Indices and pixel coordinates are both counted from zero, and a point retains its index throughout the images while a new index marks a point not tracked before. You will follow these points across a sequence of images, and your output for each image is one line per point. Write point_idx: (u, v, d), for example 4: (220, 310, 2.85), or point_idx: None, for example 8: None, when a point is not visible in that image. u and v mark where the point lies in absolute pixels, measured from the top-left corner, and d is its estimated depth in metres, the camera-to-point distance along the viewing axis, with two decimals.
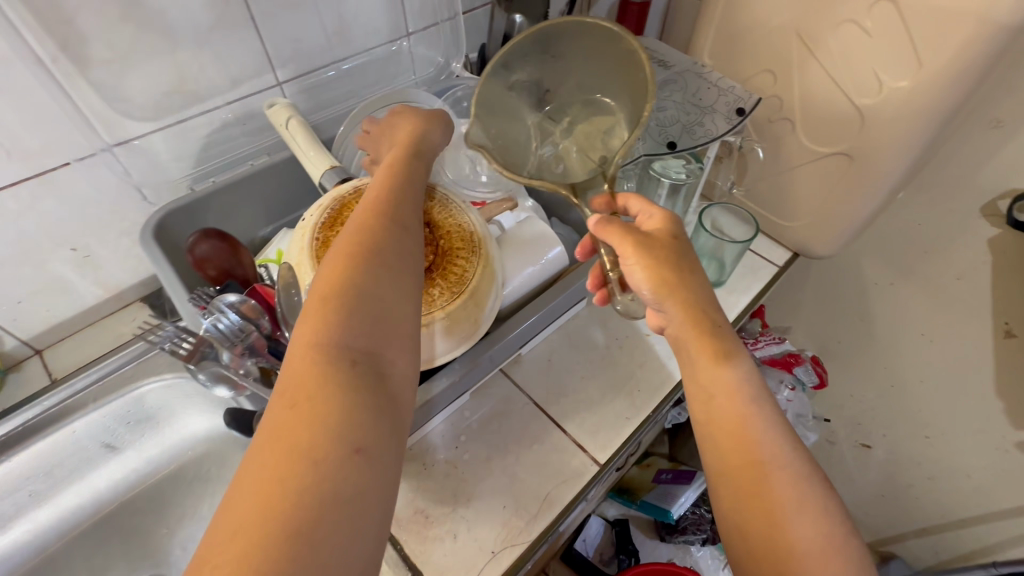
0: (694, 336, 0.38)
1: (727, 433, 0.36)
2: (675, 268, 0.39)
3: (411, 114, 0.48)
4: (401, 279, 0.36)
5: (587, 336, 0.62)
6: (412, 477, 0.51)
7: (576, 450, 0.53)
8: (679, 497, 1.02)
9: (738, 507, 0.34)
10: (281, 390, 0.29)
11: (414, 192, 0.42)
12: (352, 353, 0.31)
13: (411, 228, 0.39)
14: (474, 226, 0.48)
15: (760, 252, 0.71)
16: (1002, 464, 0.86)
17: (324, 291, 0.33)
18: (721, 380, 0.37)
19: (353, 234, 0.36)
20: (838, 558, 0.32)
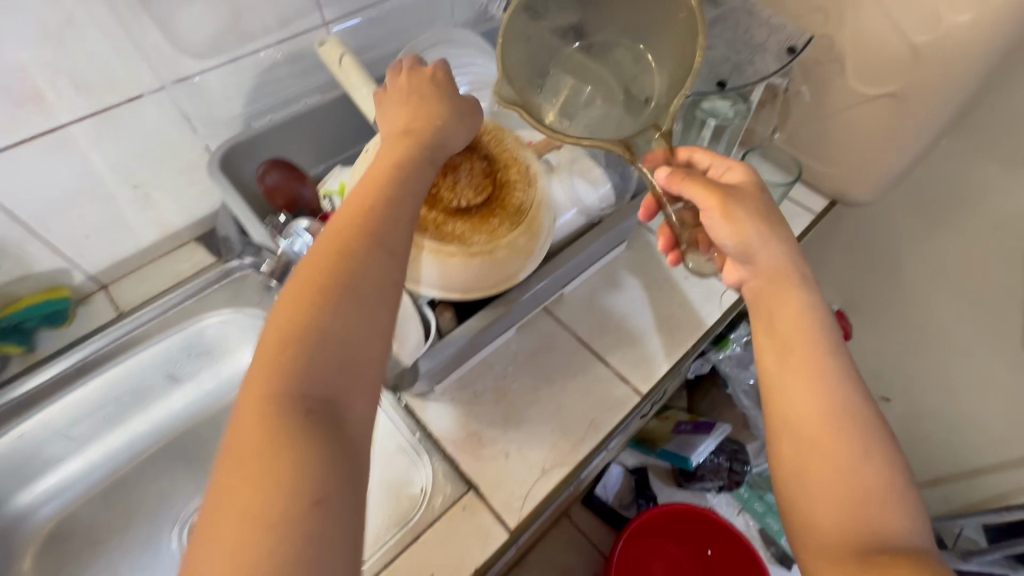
0: (777, 291, 0.41)
1: (792, 386, 0.38)
2: (758, 224, 0.41)
3: (431, 114, 0.42)
4: (370, 308, 0.33)
5: (626, 277, 0.64)
6: (463, 403, 0.54)
7: (619, 382, 0.56)
8: (698, 445, 1.07)
9: (801, 449, 0.36)
10: (230, 452, 0.28)
11: (400, 201, 0.37)
12: (307, 403, 0.29)
13: (392, 249, 0.35)
14: (530, 162, 0.49)
15: (797, 200, 0.72)
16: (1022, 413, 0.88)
17: (278, 336, 0.31)
18: (798, 332, 0.39)
19: (317, 263, 0.33)
20: (897, 501, 0.33)
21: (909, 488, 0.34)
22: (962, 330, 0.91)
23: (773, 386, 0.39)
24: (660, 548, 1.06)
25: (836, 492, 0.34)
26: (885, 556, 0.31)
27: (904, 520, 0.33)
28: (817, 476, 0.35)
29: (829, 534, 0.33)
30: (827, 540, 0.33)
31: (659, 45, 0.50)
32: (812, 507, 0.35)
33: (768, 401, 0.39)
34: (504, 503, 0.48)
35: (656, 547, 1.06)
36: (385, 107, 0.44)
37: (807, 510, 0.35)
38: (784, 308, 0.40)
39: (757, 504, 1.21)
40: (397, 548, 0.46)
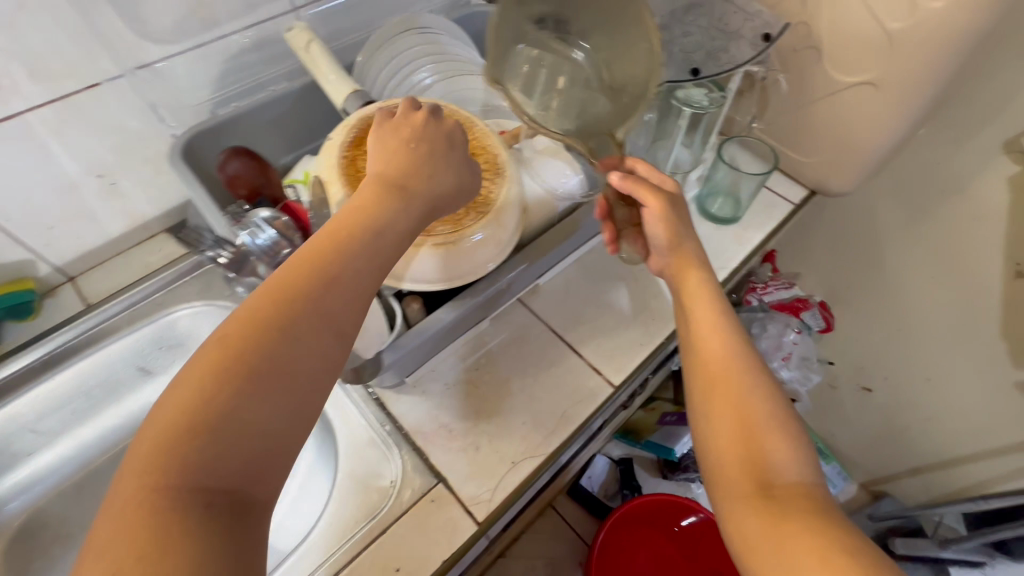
0: (687, 269, 0.45)
1: (703, 343, 0.42)
2: (683, 223, 0.46)
3: (422, 161, 0.39)
4: (293, 394, 0.31)
5: (602, 268, 0.64)
6: (434, 395, 0.54)
7: (592, 373, 0.56)
8: (683, 436, 1.10)
9: (707, 396, 0.40)
10: (101, 546, 0.24)
11: (355, 271, 0.34)
12: (207, 495, 0.27)
13: (333, 328, 0.33)
14: (499, 151, 0.48)
15: (776, 190, 0.71)
16: (1000, 403, 0.89)
17: (181, 415, 0.28)
18: (705, 308, 0.44)
19: (243, 336, 0.31)
20: (785, 438, 0.37)
21: (802, 437, 0.38)
22: (942, 321, 0.91)
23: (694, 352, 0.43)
24: (644, 534, 1.07)
25: (743, 441, 0.38)
26: (781, 494, 0.35)
27: (791, 454, 0.37)
28: (727, 427, 0.39)
29: (737, 481, 0.37)
30: (734, 489, 0.36)
31: (631, 47, 0.49)
32: (723, 459, 0.38)
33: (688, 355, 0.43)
34: (473, 495, 0.48)
35: (640, 533, 1.07)
36: (379, 148, 0.39)
37: (717, 459, 0.38)
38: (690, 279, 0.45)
39: None
40: (365, 541, 0.46)
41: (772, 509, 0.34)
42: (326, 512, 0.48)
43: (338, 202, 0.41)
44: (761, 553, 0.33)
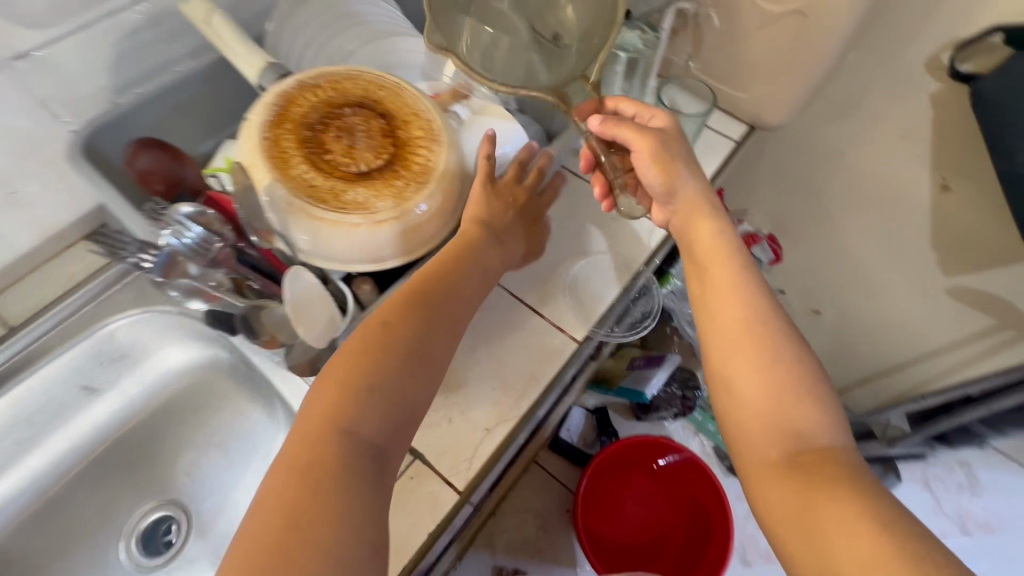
0: (696, 217, 0.49)
1: (717, 297, 0.46)
2: (678, 167, 0.50)
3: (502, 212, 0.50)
4: (424, 377, 0.40)
5: (555, 224, 0.63)
6: None
7: (556, 331, 0.56)
8: (651, 378, 1.15)
9: (727, 351, 0.44)
10: (290, 470, 0.33)
11: (463, 285, 0.44)
12: (363, 448, 0.35)
13: (446, 329, 0.42)
14: (433, 113, 0.44)
15: (716, 128, 0.71)
16: (932, 308, 0.96)
17: (345, 382, 0.37)
18: (713, 250, 0.48)
19: (387, 328, 0.40)
20: (805, 390, 0.41)
21: (830, 396, 0.42)
22: None
23: (715, 310, 0.46)
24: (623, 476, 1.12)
25: (770, 407, 0.41)
26: (807, 458, 0.38)
27: (817, 415, 0.40)
28: (751, 393, 0.42)
29: (757, 440, 0.41)
30: (759, 455, 0.40)
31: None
32: (746, 414, 0.42)
33: (705, 306, 0.47)
34: (451, 466, 0.48)
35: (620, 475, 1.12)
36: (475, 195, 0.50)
37: (735, 413, 0.42)
38: (701, 234, 0.49)
39: (710, 425, 1.28)
40: None
41: (797, 472, 0.38)
42: None
43: (265, 187, 0.39)
44: (783, 514, 0.37)
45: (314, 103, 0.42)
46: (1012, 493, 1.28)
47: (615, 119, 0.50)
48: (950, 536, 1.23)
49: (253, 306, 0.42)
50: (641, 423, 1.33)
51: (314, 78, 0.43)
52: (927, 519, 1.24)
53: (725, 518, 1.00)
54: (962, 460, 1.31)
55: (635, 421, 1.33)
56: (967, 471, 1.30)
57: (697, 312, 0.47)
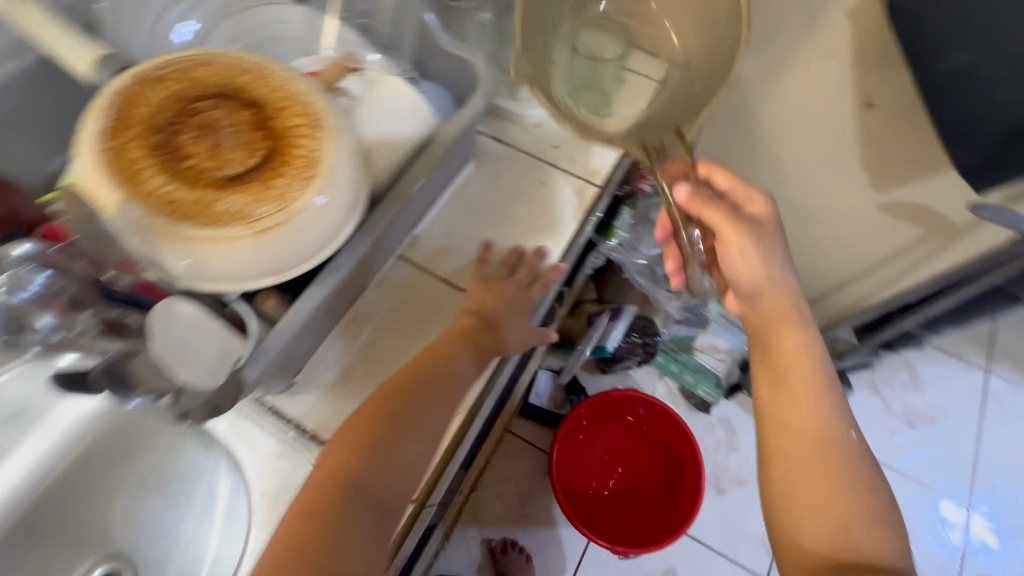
0: (782, 323, 0.54)
1: (794, 404, 0.53)
2: (767, 260, 0.52)
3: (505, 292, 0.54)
4: (422, 441, 0.46)
5: (479, 198, 0.59)
6: (339, 386, 0.50)
7: (494, 313, 0.54)
8: (611, 332, 1.19)
9: (789, 459, 0.52)
10: (300, 508, 0.40)
11: (462, 359, 0.50)
12: (365, 500, 0.41)
13: (446, 400, 0.48)
14: (311, 96, 0.39)
15: (638, 69, 0.67)
16: (867, 226, 0.99)
17: (353, 443, 0.43)
18: (795, 363, 0.54)
19: (393, 396, 0.46)
20: (870, 526, 0.49)
21: (894, 525, 0.50)
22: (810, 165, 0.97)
23: (782, 408, 0.53)
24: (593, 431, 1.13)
25: (824, 507, 0.49)
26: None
27: (880, 546, 0.48)
28: (805, 494, 0.50)
29: (815, 532, 0.49)
30: (807, 540, 0.49)
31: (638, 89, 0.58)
32: (804, 515, 0.50)
33: (765, 400, 0.55)
34: None
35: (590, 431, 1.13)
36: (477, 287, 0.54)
37: (797, 520, 0.50)
38: (787, 343, 0.54)
39: (673, 366, 1.31)
40: None
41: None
42: (250, 551, 0.46)
43: (117, 207, 0.33)
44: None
45: (161, 100, 0.36)
46: (949, 384, 1.37)
47: (702, 197, 0.50)
48: (898, 432, 1.32)
49: (119, 353, 0.38)
50: (607, 375, 1.34)
51: (157, 70, 0.37)
52: (878, 420, 1.33)
53: (694, 456, 1.03)
54: (904, 362, 1.39)
55: (600, 374, 1.34)
56: (909, 371, 1.38)
57: (765, 409, 0.55)
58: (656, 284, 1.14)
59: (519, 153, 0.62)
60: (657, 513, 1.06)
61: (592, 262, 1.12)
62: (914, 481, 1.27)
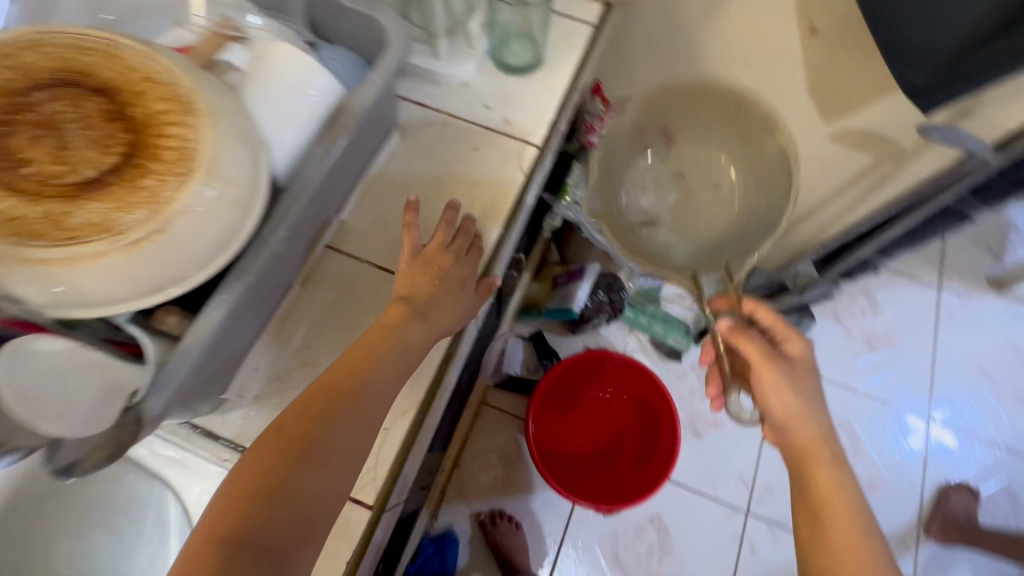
0: (812, 461, 0.59)
1: (830, 549, 0.56)
2: (805, 409, 0.60)
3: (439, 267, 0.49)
4: (333, 469, 0.42)
5: (410, 174, 0.55)
6: (275, 398, 0.47)
7: (438, 298, 0.50)
8: (577, 292, 1.15)
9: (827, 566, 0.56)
10: (186, 560, 0.37)
11: (384, 372, 0.45)
12: (260, 544, 0.38)
13: (362, 419, 0.44)
14: (177, 80, 0.36)
15: (569, 13, 0.62)
16: (818, 158, 0.98)
17: (251, 481, 0.40)
18: (831, 496, 0.58)
19: (300, 424, 0.42)
20: None
21: None
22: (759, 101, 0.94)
23: (824, 526, 0.57)
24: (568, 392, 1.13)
25: None
26: None
27: None
28: None
29: None
30: None
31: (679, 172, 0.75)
32: None
33: (802, 536, 0.59)
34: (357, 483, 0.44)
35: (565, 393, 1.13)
36: (408, 272, 0.49)
37: None
38: (822, 483, 0.58)
39: (641, 319, 1.31)
40: None
41: None
42: None
43: None
44: None
45: None
46: (906, 305, 1.42)
47: (739, 331, 0.62)
48: (861, 356, 1.36)
49: None
50: (577, 336, 1.34)
51: None
52: (840, 347, 1.37)
53: (667, 411, 1.04)
54: (862, 288, 1.43)
55: (571, 336, 1.33)
56: (867, 296, 1.42)
57: (805, 550, 0.58)
58: None
59: (448, 119, 0.57)
60: (635, 469, 1.08)
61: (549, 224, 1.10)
62: (878, 401, 1.33)
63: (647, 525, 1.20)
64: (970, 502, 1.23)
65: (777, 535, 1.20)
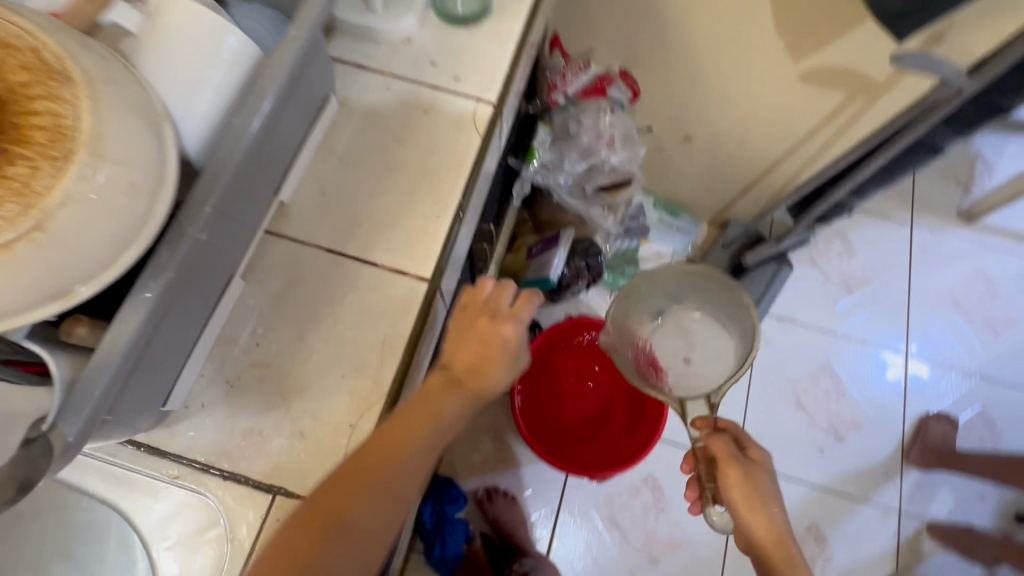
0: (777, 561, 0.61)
1: None
2: (767, 511, 0.61)
3: (484, 334, 0.47)
4: (357, 548, 0.40)
5: (355, 145, 0.50)
6: (225, 405, 0.43)
7: (397, 278, 0.46)
8: (553, 261, 1.13)
9: None
10: None
11: (419, 448, 0.42)
12: None
13: (394, 495, 0.41)
14: (41, 49, 0.33)
15: None
16: (789, 101, 0.94)
17: (271, 561, 0.38)
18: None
19: (330, 497, 0.39)
20: None
21: None
22: (725, 45, 0.89)
23: None
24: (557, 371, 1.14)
25: None
26: None
27: None
28: None
29: None
30: None
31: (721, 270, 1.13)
32: None
33: None
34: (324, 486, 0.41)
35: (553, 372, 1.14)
36: (456, 340, 0.48)
37: None
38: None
39: (622, 281, 1.31)
40: None
41: None
42: None
43: None
44: None
45: None
46: (881, 244, 1.43)
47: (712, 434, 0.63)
48: (839, 299, 1.37)
49: None
50: (558, 305, 1.31)
51: None
52: (819, 292, 1.37)
53: None
54: (837, 232, 1.43)
55: (551, 305, 1.31)
56: (843, 239, 1.42)
57: None
58: (589, 202, 1.05)
59: (392, 81, 0.52)
60: (628, 429, 1.07)
61: (518, 193, 1.04)
62: (858, 342, 1.34)
63: (642, 485, 1.21)
64: (949, 430, 1.25)
65: None
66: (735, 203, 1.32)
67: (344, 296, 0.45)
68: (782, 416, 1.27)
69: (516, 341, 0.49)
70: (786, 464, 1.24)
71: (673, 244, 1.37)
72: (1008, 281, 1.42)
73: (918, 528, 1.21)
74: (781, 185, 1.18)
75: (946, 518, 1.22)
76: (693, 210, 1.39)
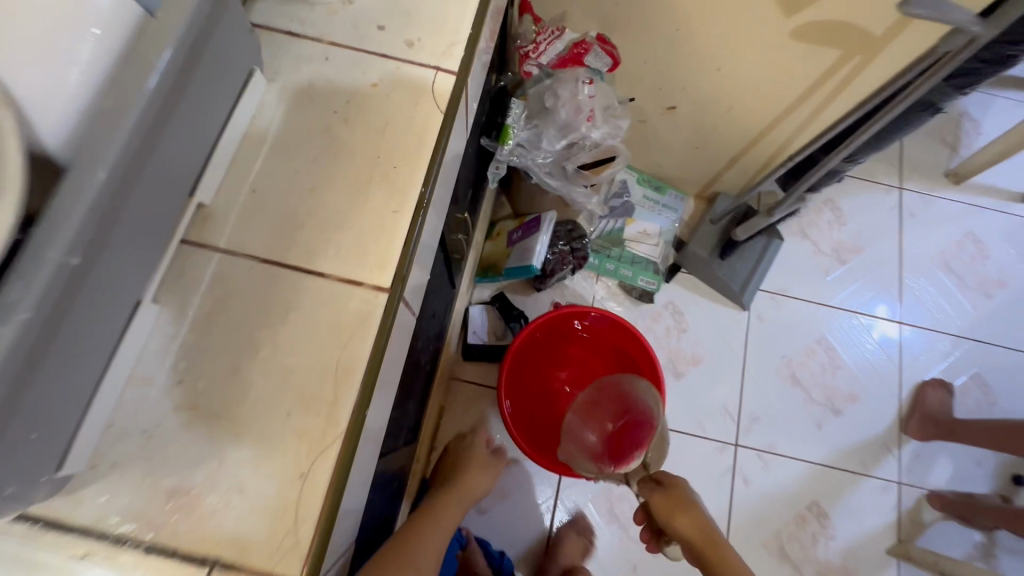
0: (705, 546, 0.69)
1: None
2: (683, 505, 0.71)
3: (483, 466, 1.01)
4: None
5: (290, 129, 0.42)
6: (143, 461, 0.35)
7: (349, 289, 0.38)
8: (535, 247, 1.07)
9: None
10: None
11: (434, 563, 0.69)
12: None
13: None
14: None
15: None
16: (779, 62, 0.88)
17: None
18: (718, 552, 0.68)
19: None
20: None
21: None
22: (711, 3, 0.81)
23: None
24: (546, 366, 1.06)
25: None
26: None
27: None
28: None
29: None
30: None
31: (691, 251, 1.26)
32: None
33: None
34: (271, 552, 0.34)
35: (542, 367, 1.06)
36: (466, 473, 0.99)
37: None
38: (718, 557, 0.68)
39: (608, 264, 1.25)
40: None
41: None
42: None
43: None
44: None
45: None
46: (871, 210, 1.38)
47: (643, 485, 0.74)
48: (831, 269, 1.33)
49: None
50: (543, 292, 1.24)
51: None
52: (810, 264, 1.33)
53: (646, 355, 0.98)
54: (826, 200, 1.38)
55: (536, 292, 1.24)
56: (832, 207, 1.38)
57: None
58: (570, 181, 0.97)
59: (331, 49, 0.43)
60: None
61: (493, 176, 0.96)
62: (852, 312, 1.30)
63: None
64: (945, 396, 1.24)
65: (767, 461, 1.19)
66: (722, 175, 1.26)
67: (282, 313, 0.38)
68: (780, 393, 1.23)
69: (495, 464, 1.02)
70: (786, 442, 1.20)
71: (660, 222, 1.29)
72: (998, 242, 1.39)
73: (918, 499, 1.19)
74: (771, 153, 1.12)
75: (945, 487, 1.20)
76: (679, 184, 1.32)
